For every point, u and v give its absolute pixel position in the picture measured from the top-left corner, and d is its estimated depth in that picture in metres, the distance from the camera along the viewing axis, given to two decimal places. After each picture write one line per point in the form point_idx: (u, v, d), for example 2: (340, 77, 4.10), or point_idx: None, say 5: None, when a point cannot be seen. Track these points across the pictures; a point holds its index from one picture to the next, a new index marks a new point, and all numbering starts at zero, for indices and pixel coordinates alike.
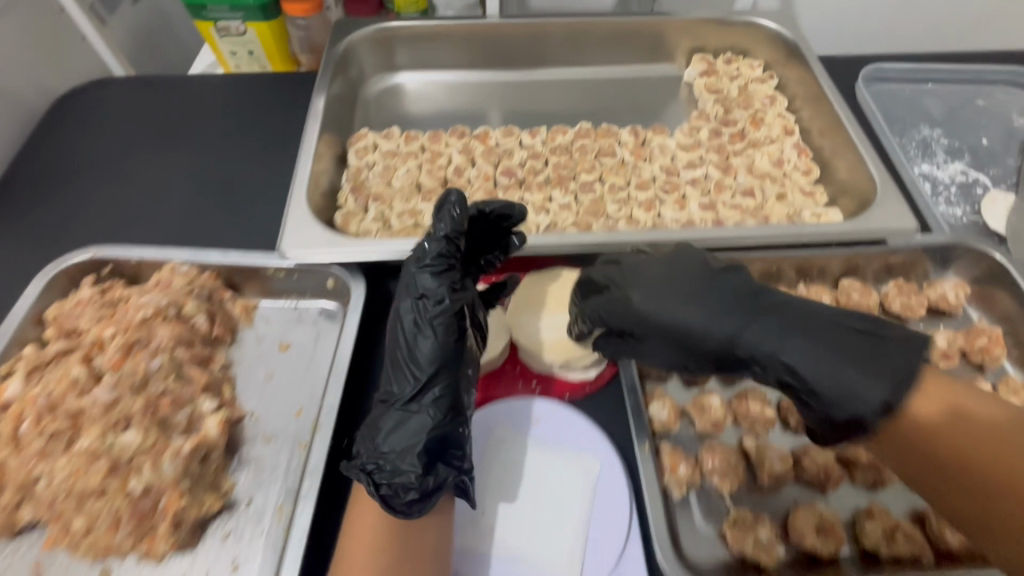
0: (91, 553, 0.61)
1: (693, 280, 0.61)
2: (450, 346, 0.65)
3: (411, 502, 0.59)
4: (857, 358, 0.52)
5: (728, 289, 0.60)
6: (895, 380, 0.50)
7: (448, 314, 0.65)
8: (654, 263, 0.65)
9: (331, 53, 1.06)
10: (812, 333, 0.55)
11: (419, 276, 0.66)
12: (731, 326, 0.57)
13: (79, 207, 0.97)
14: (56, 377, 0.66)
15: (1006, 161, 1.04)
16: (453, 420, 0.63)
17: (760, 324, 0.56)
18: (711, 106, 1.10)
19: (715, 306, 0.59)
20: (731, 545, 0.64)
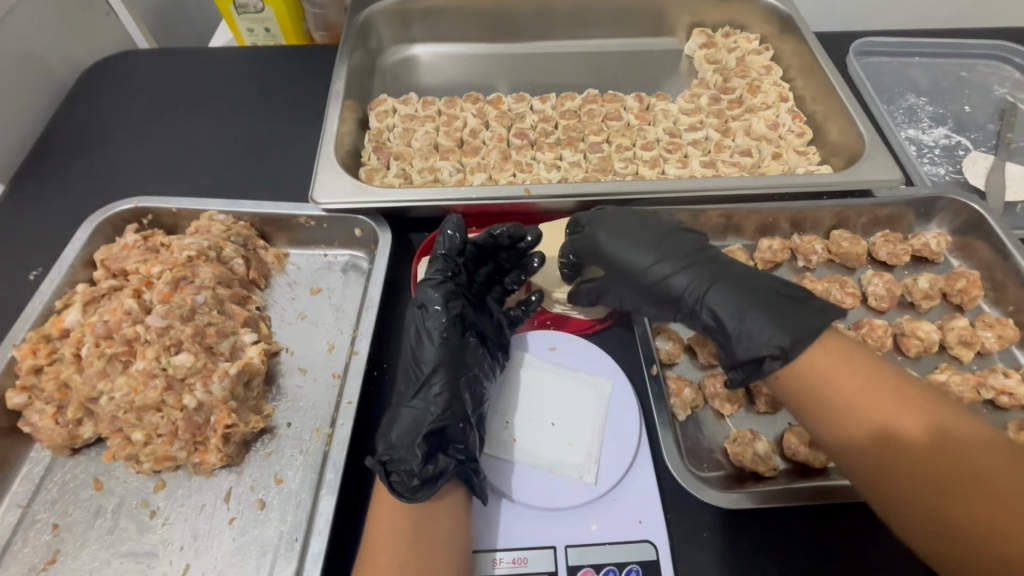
0: (149, 463, 0.66)
1: (654, 232, 0.74)
2: (450, 348, 0.70)
3: (414, 486, 0.60)
4: (769, 308, 0.64)
5: (678, 242, 0.73)
6: (801, 333, 0.61)
7: (446, 321, 0.72)
8: (628, 217, 0.76)
9: (351, 23, 1.12)
10: (737, 286, 0.67)
11: (421, 289, 0.74)
12: (671, 270, 0.71)
13: (112, 166, 1.02)
14: (112, 307, 0.72)
15: (987, 126, 1.11)
16: (451, 413, 0.65)
17: (693, 271, 0.70)
18: (710, 75, 1.16)
19: (665, 254, 0.72)
20: (732, 458, 0.70)
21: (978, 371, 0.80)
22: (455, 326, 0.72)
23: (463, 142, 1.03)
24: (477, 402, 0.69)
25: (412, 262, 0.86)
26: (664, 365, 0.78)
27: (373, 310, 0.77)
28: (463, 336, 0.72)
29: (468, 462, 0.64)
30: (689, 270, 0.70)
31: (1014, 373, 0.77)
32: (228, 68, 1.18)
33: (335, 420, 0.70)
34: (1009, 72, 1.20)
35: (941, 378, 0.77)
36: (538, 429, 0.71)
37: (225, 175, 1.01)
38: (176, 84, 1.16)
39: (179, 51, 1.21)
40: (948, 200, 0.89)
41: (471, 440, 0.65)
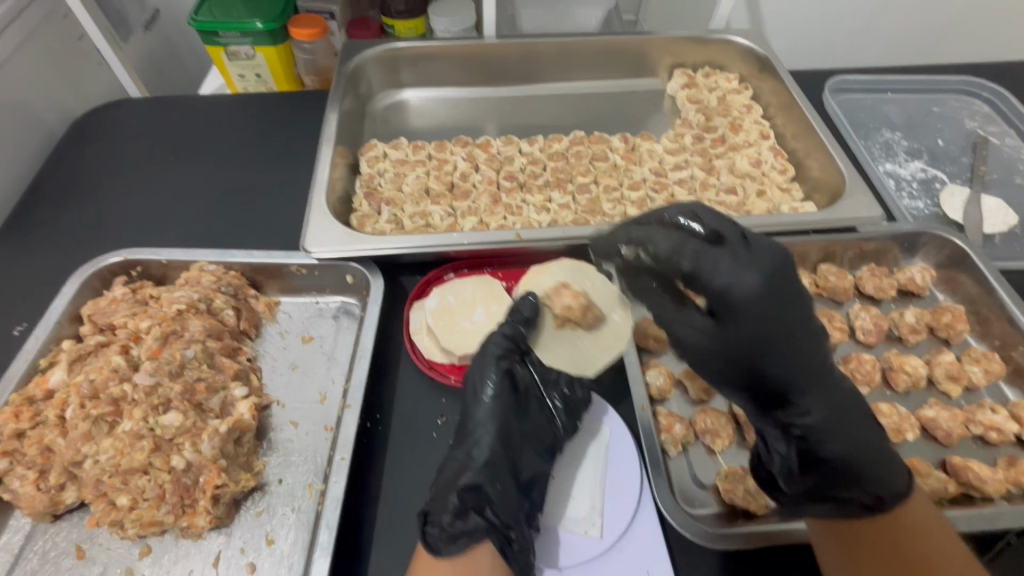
0: (134, 529, 0.64)
1: (769, 276, 0.55)
2: (504, 412, 0.69)
3: (443, 540, 0.60)
4: (839, 404, 0.60)
5: (791, 335, 0.56)
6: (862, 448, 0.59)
7: (508, 381, 0.71)
8: (750, 254, 0.55)
9: (341, 72, 1.14)
10: (821, 377, 0.59)
11: (490, 339, 0.74)
12: (747, 339, 0.56)
13: (102, 217, 1.01)
14: (98, 365, 0.71)
15: (961, 159, 1.15)
16: (492, 476, 0.64)
17: (788, 366, 0.57)
18: (693, 115, 1.20)
19: (769, 319, 0.55)
20: (723, 496, 0.69)
21: (968, 407, 0.80)
22: (509, 384, 0.71)
23: (454, 185, 1.04)
24: (517, 468, 0.66)
25: (405, 308, 0.86)
26: (654, 400, 0.79)
27: (366, 360, 0.76)
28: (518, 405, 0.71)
29: (500, 526, 0.61)
30: (786, 337, 0.56)
31: (1002, 408, 0.77)
32: (220, 115, 1.19)
33: (327, 477, 0.68)
34: (979, 106, 1.25)
35: (932, 412, 0.77)
36: (557, 487, 0.70)
37: (216, 222, 1.01)
38: (167, 131, 1.17)
39: (172, 98, 1.22)
40: (931, 235, 0.91)
41: (507, 506, 0.62)
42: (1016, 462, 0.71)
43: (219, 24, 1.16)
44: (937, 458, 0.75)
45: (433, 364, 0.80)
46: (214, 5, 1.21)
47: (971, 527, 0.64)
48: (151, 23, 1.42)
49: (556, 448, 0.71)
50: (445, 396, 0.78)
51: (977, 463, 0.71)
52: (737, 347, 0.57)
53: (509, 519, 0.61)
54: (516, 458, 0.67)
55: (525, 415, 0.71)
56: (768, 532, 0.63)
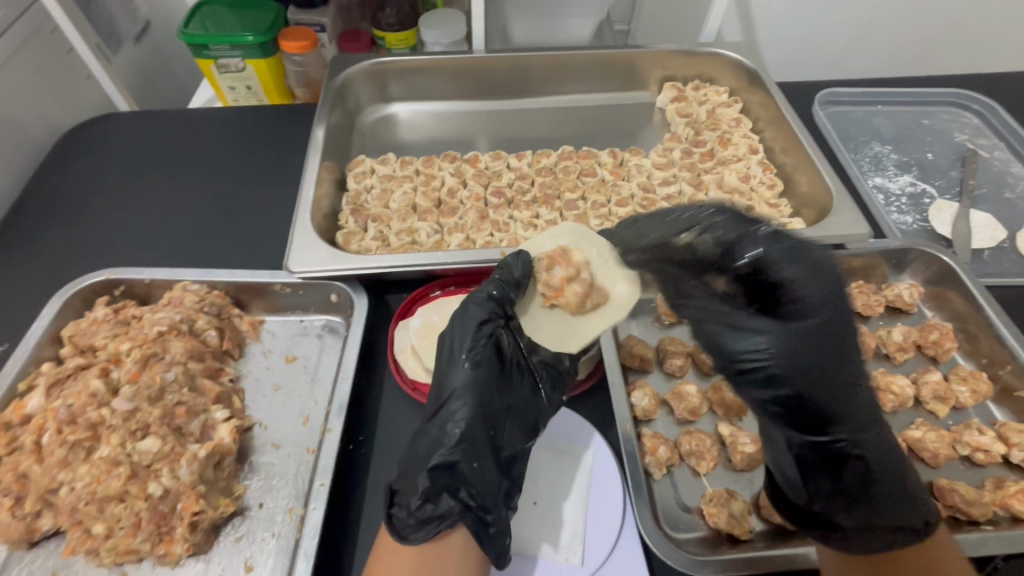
0: (110, 557, 0.63)
1: (835, 284, 0.61)
2: (486, 380, 0.65)
3: (410, 526, 0.58)
4: (864, 402, 0.61)
5: (820, 359, 0.60)
6: (885, 441, 0.62)
7: (490, 347, 0.67)
8: (816, 258, 0.61)
9: (329, 88, 1.13)
10: (846, 395, 0.61)
11: (470, 306, 0.69)
12: (803, 363, 0.60)
13: (86, 233, 1.01)
14: (77, 390, 0.71)
15: (950, 173, 1.14)
16: (472, 453, 0.61)
17: (817, 391, 0.60)
18: (682, 129, 1.19)
19: (820, 339, 0.60)
20: (707, 520, 0.68)
21: (955, 427, 0.79)
22: (492, 353, 0.67)
23: (441, 201, 1.04)
24: (499, 444, 0.63)
25: (390, 327, 0.86)
26: (639, 421, 0.78)
27: (348, 382, 0.75)
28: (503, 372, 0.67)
29: (473, 509, 0.59)
30: (848, 353, 0.60)
31: (989, 429, 0.77)
32: (208, 129, 1.19)
33: (307, 503, 0.67)
34: (968, 119, 1.25)
35: (918, 433, 0.76)
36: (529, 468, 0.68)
37: (201, 238, 1.00)
38: (155, 146, 1.16)
39: (160, 113, 1.22)
40: (919, 251, 0.91)
41: (484, 486, 0.60)
42: (1001, 485, 0.71)
43: (209, 37, 1.16)
44: (923, 480, 0.74)
45: (417, 385, 0.79)
46: (203, 19, 1.21)
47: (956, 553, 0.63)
48: (141, 36, 1.42)
49: (540, 424, 0.67)
50: None
51: (962, 485, 0.71)
52: (822, 372, 0.60)
53: (486, 502, 0.60)
54: (498, 432, 0.64)
55: (508, 382, 0.67)
56: (751, 558, 0.63)
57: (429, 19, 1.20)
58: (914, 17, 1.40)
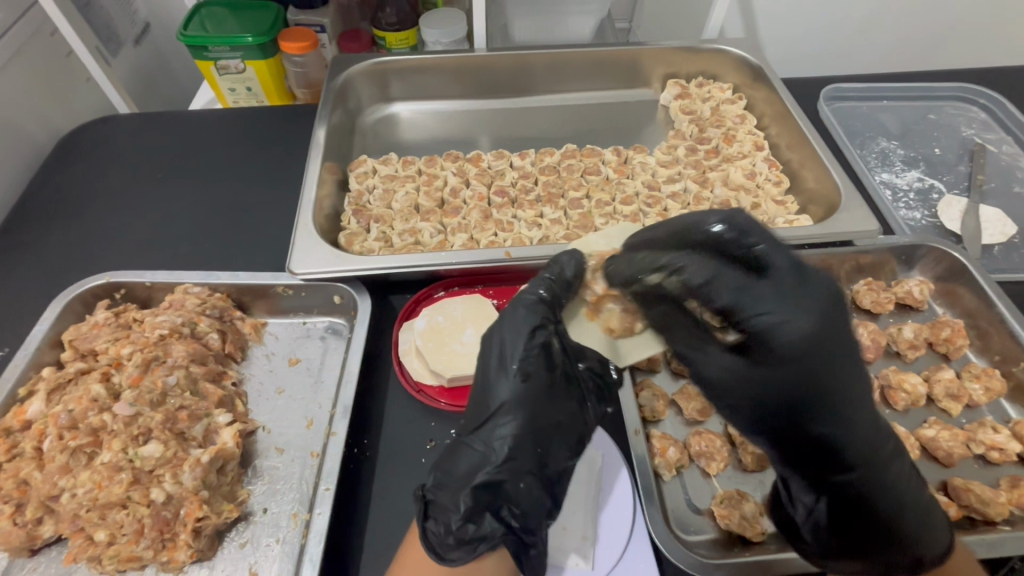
0: (113, 564, 0.62)
1: (824, 303, 0.56)
2: (535, 391, 0.60)
3: (449, 545, 0.55)
4: (862, 426, 0.58)
5: (815, 385, 0.56)
6: (884, 472, 0.58)
7: (541, 352, 0.62)
8: (803, 279, 0.56)
9: (330, 88, 1.12)
10: (853, 422, 0.57)
11: (519, 310, 0.64)
12: (786, 387, 0.57)
13: (87, 237, 1.00)
14: (78, 395, 0.70)
15: (958, 168, 1.13)
16: (520, 473, 0.57)
17: (816, 420, 0.57)
18: (686, 126, 1.18)
19: (815, 363, 0.56)
20: (719, 522, 0.67)
21: (968, 425, 0.78)
22: (542, 359, 0.62)
23: (444, 201, 1.03)
24: (546, 461, 0.59)
25: (394, 328, 0.85)
26: (648, 422, 0.77)
27: (351, 384, 0.74)
28: (553, 381, 0.62)
29: (517, 531, 0.56)
30: (834, 380, 0.56)
31: (1003, 427, 0.76)
32: (208, 131, 1.18)
33: (312, 507, 0.67)
34: (975, 113, 1.23)
35: (932, 432, 0.75)
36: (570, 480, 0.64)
37: (203, 240, 0.99)
38: (155, 148, 1.15)
39: (160, 115, 1.21)
40: (928, 248, 0.90)
41: (529, 507, 0.56)
42: (1017, 484, 0.70)
43: (209, 38, 1.15)
44: (938, 479, 0.73)
45: (422, 387, 0.78)
46: (202, 20, 1.20)
47: (972, 554, 0.63)
48: (141, 38, 1.41)
49: (587, 437, 0.63)
50: (434, 420, 0.76)
51: (978, 485, 0.70)
52: (792, 396, 0.57)
53: (529, 523, 0.56)
54: (547, 450, 0.59)
55: (558, 391, 0.62)
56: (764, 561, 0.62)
57: (429, 18, 1.19)
58: (918, 11, 1.38)
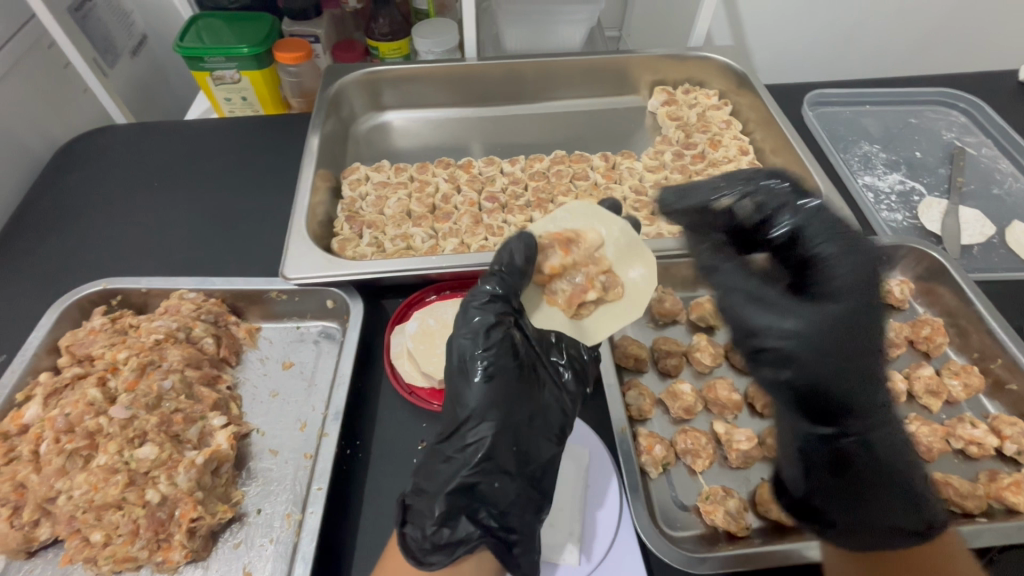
0: (108, 565, 0.63)
1: (874, 264, 0.64)
2: (500, 395, 0.60)
3: (426, 549, 0.55)
4: (871, 396, 0.63)
5: (849, 332, 0.61)
6: (887, 426, 0.64)
7: (503, 355, 0.61)
8: (857, 240, 0.65)
9: (323, 97, 1.14)
10: (856, 368, 0.62)
11: (469, 314, 0.63)
12: (865, 329, 0.62)
13: (83, 245, 1.01)
14: (74, 399, 0.71)
15: (939, 170, 1.16)
16: (495, 477, 0.58)
17: (818, 362, 0.61)
18: (673, 131, 1.21)
19: (864, 304, 0.62)
20: (705, 517, 0.68)
21: (948, 421, 0.80)
22: (505, 359, 0.61)
23: (436, 207, 1.05)
24: (522, 457, 0.59)
25: (386, 331, 0.86)
26: (635, 421, 0.78)
27: (344, 387, 0.75)
28: (519, 381, 0.61)
29: (495, 530, 0.57)
30: (846, 326, 0.62)
31: (981, 422, 0.77)
32: (204, 140, 1.20)
33: (305, 507, 0.68)
34: (956, 117, 1.26)
35: (912, 427, 0.77)
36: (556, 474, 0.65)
37: (199, 248, 1.01)
38: (151, 157, 1.17)
39: (156, 125, 1.23)
40: (909, 248, 0.92)
41: (507, 505, 0.58)
42: (994, 479, 0.71)
43: (204, 50, 1.17)
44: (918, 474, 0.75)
45: (414, 390, 0.80)
46: (198, 32, 1.22)
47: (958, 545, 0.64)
48: (138, 49, 1.43)
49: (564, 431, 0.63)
50: (425, 421, 0.78)
51: (956, 478, 0.71)
52: (814, 337, 0.62)
53: (508, 521, 0.58)
54: (522, 448, 0.60)
55: (526, 391, 0.61)
56: (748, 555, 0.62)
57: (421, 28, 1.21)
58: (900, 18, 1.42)
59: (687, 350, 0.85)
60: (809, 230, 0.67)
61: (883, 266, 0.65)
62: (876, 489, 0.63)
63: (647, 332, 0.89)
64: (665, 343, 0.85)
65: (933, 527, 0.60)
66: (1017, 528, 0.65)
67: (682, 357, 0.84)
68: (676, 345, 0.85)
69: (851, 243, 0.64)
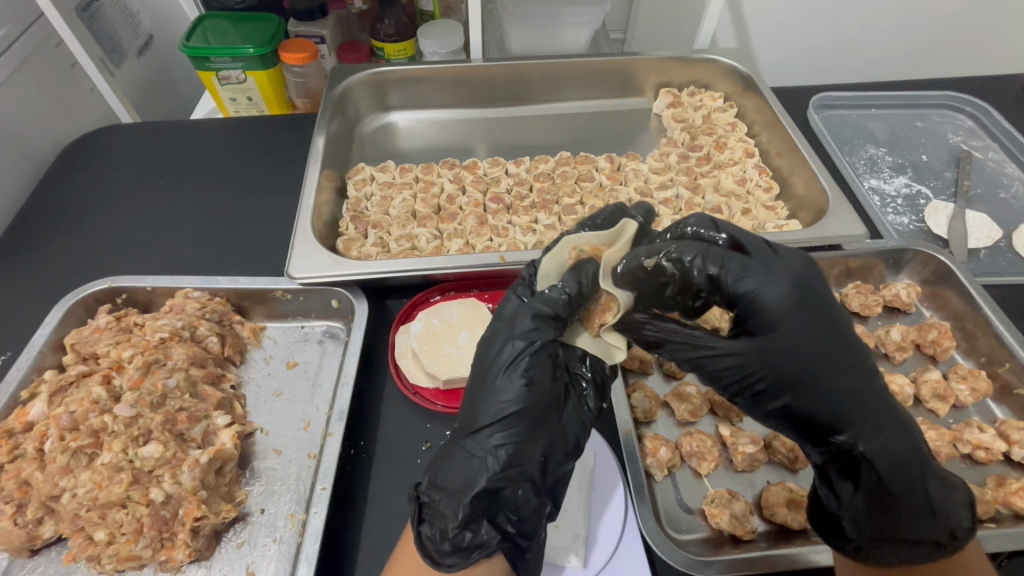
0: (112, 564, 0.63)
1: (794, 282, 0.57)
2: (543, 404, 0.59)
3: (446, 551, 0.55)
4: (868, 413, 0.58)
5: (803, 361, 0.56)
6: (890, 432, 0.58)
7: (546, 363, 0.61)
8: (770, 260, 0.57)
9: (329, 97, 1.14)
10: (834, 394, 0.57)
11: (520, 320, 0.61)
12: (816, 358, 0.56)
13: (89, 243, 1.01)
14: (79, 397, 0.71)
15: (945, 173, 1.16)
16: (524, 483, 0.58)
17: (791, 396, 0.58)
18: (678, 133, 1.21)
19: (804, 332, 0.56)
20: (710, 521, 0.68)
21: (955, 425, 0.80)
22: (546, 369, 0.60)
23: (440, 208, 1.05)
24: (547, 467, 0.59)
25: (390, 331, 0.86)
26: (640, 423, 0.78)
27: (348, 387, 0.75)
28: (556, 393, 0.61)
29: (513, 536, 0.58)
30: (807, 355, 0.56)
31: (989, 427, 0.77)
32: (209, 139, 1.20)
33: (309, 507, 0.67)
34: (962, 120, 1.26)
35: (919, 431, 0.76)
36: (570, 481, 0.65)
37: (204, 247, 1.01)
38: (157, 156, 1.17)
39: (162, 124, 1.23)
40: (915, 252, 0.92)
41: (526, 513, 0.58)
42: (1002, 484, 0.71)
43: (210, 50, 1.17)
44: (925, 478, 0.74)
45: (418, 390, 0.79)
46: (204, 32, 1.22)
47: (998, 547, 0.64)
48: (144, 49, 1.44)
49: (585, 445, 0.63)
50: (430, 421, 0.77)
51: (964, 483, 0.71)
52: (776, 379, 0.57)
53: (525, 528, 0.58)
54: (550, 459, 0.59)
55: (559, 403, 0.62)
56: (754, 559, 0.62)
57: (427, 29, 1.21)
58: (905, 22, 1.41)
59: None
60: (724, 272, 0.57)
61: (798, 282, 0.57)
62: (905, 498, 0.59)
63: None
64: None
65: (955, 533, 0.58)
66: None
67: None
68: None
69: (764, 269, 0.56)
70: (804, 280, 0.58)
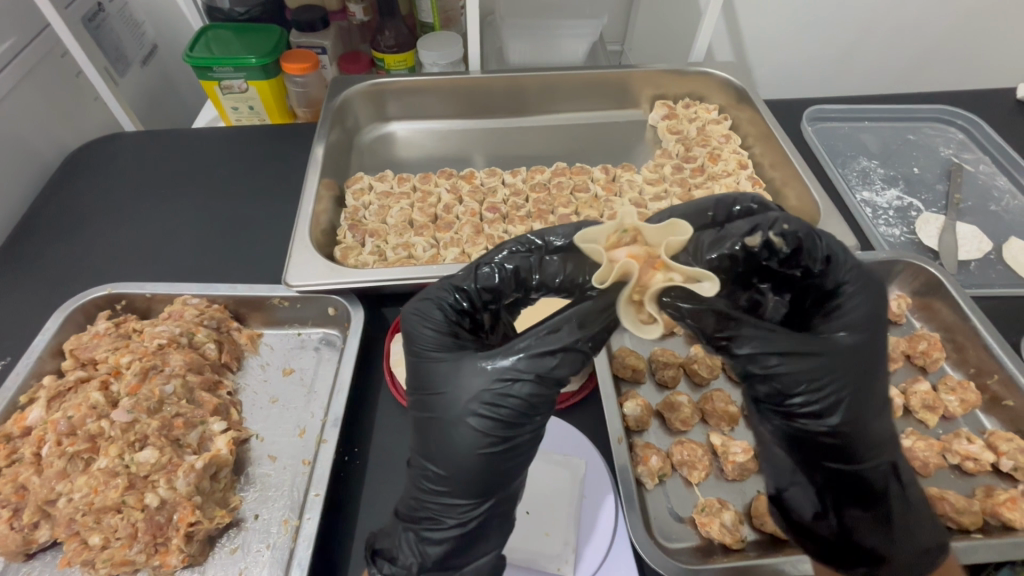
0: (106, 568, 0.64)
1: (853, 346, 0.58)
2: (463, 433, 0.55)
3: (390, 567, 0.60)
4: (889, 438, 0.61)
5: (855, 417, 0.58)
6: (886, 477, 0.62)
7: (473, 390, 0.55)
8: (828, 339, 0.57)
9: (329, 107, 1.16)
10: (862, 443, 0.60)
11: (430, 309, 0.62)
12: (858, 415, 0.58)
13: (89, 250, 1.03)
14: (77, 402, 0.72)
15: (936, 186, 1.17)
16: (459, 510, 0.57)
17: (830, 448, 0.60)
18: (673, 145, 1.22)
19: (855, 392, 0.58)
20: (701, 530, 0.68)
21: (944, 436, 0.80)
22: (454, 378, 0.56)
23: (437, 217, 1.07)
24: (452, 487, 0.56)
25: (386, 339, 0.87)
26: (633, 431, 0.79)
27: (343, 395, 0.76)
28: (494, 418, 0.54)
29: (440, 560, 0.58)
30: (852, 411, 0.58)
31: (978, 438, 0.77)
32: (211, 148, 1.22)
33: (302, 513, 0.68)
34: (954, 134, 1.27)
35: (908, 442, 0.77)
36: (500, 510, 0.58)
37: (204, 255, 1.02)
38: (159, 164, 1.19)
39: (165, 133, 1.25)
40: (905, 263, 0.93)
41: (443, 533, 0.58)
42: (988, 494, 0.72)
43: (213, 60, 1.19)
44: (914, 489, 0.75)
45: (412, 397, 0.80)
46: (207, 42, 1.24)
47: (984, 558, 0.65)
48: (148, 59, 1.46)
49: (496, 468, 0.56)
50: None
51: (952, 494, 0.72)
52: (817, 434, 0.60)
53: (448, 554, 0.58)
54: (454, 478, 0.56)
55: (506, 430, 0.55)
56: (743, 569, 0.63)
57: (426, 41, 1.23)
58: (898, 36, 1.44)
59: (684, 362, 0.85)
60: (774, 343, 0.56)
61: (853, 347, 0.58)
62: (873, 533, 0.62)
63: (644, 345, 0.89)
64: (663, 354, 0.85)
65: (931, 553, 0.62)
66: (1012, 543, 0.65)
67: (679, 368, 0.84)
68: (673, 356, 0.85)
69: (865, 282, 0.60)
70: (862, 343, 0.58)
